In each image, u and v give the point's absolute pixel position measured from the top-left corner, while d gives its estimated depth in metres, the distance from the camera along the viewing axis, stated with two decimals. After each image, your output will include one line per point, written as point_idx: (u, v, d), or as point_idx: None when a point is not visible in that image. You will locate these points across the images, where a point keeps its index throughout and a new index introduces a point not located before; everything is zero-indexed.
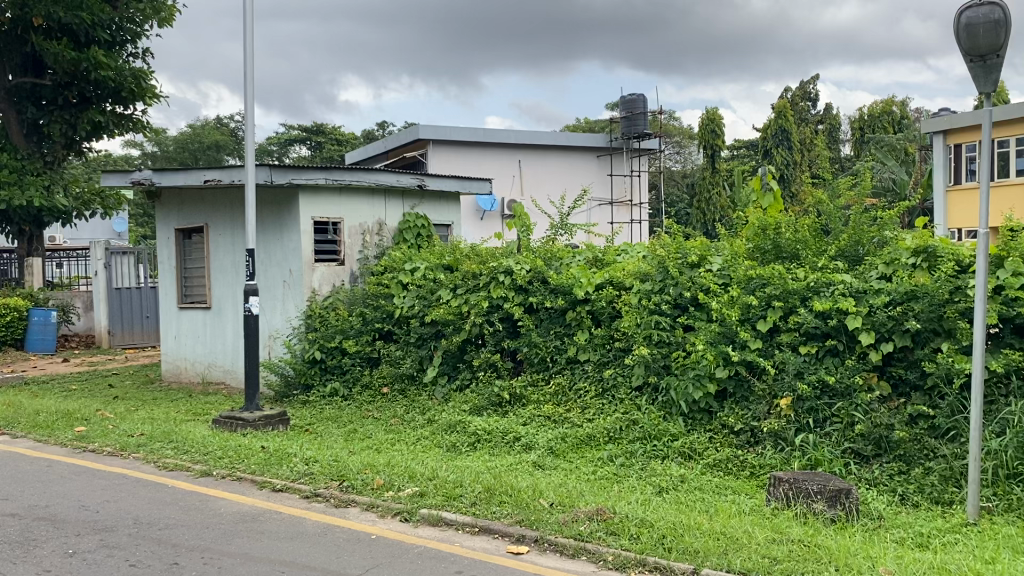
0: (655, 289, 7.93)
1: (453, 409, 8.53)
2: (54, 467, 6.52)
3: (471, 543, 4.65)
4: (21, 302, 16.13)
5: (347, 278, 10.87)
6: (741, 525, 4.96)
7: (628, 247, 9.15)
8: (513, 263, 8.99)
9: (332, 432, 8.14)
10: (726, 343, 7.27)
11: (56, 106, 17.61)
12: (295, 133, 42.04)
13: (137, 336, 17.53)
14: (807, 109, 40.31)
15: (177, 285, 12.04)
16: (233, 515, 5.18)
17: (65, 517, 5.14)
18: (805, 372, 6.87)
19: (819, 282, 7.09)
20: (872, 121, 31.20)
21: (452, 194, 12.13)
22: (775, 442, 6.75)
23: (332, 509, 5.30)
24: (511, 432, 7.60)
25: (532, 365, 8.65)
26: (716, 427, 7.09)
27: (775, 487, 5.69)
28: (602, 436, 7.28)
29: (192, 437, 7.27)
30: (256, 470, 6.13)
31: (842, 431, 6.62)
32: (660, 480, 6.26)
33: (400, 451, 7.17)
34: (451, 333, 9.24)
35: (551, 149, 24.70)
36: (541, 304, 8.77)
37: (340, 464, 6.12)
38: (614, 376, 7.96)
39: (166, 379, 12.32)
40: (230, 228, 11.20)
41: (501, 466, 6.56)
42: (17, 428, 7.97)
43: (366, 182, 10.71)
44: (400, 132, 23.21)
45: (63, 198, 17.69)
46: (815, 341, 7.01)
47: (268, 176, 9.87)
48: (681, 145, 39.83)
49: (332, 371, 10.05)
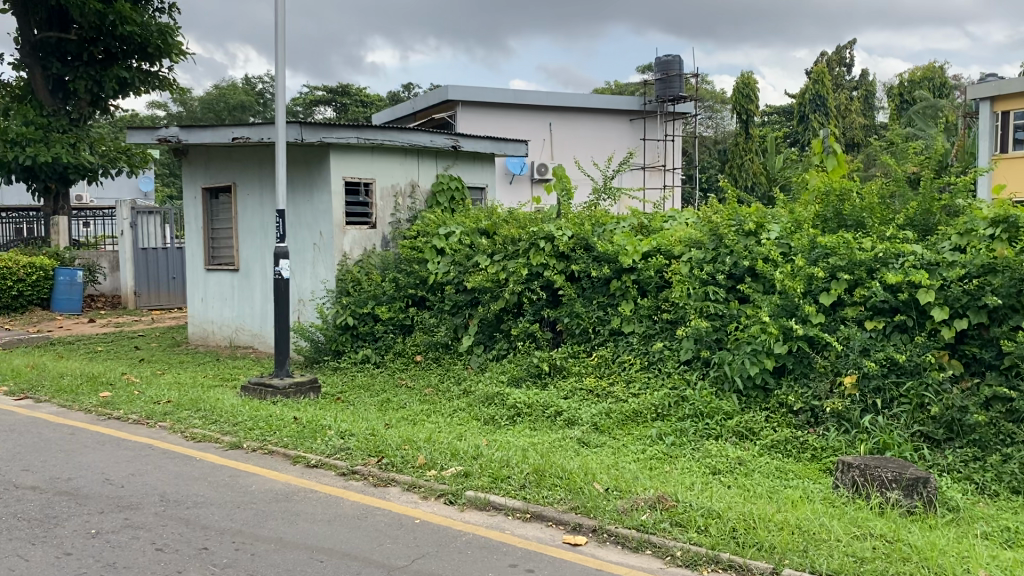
0: (708, 258, 7.49)
1: (491, 379, 8.17)
2: (79, 435, 6.22)
3: (523, 532, 4.27)
4: (48, 262, 15.94)
5: (378, 242, 10.48)
6: (815, 516, 4.55)
7: (675, 213, 8.63)
8: (554, 228, 8.51)
9: (365, 402, 7.85)
10: (787, 317, 6.81)
11: (81, 63, 17.30)
12: (319, 94, 41.42)
13: (163, 297, 17.28)
14: (843, 75, 39.29)
15: (204, 246, 11.72)
16: (266, 493, 4.85)
17: (88, 491, 4.83)
18: (871, 350, 6.42)
19: (888, 253, 6.61)
20: (912, 87, 30.15)
21: (488, 155, 11.70)
22: (838, 423, 6.30)
23: (371, 488, 4.96)
24: (552, 406, 7.22)
25: (573, 337, 8.26)
26: (773, 405, 6.63)
27: (843, 474, 5.29)
28: (649, 412, 6.87)
29: (220, 406, 6.94)
30: (290, 443, 5.79)
31: (911, 413, 6.17)
32: (717, 463, 5.85)
33: (439, 424, 6.84)
34: (488, 300, 8.88)
35: (583, 112, 24.07)
36: (584, 272, 8.34)
37: (378, 438, 5.76)
38: (661, 350, 7.52)
39: (193, 342, 12.07)
40: (259, 187, 10.84)
41: (546, 443, 6.21)
42: (40, 393, 7.70)
43: (398, 142, 10.29)
44: (429, 93, 22.69)
45: (89, 155, 17.47)
46: (883, 317, 6.55)
47: (298, 134, 9.46)
48: (713, 110, 38.92)
49: (364, 338, 9.71)
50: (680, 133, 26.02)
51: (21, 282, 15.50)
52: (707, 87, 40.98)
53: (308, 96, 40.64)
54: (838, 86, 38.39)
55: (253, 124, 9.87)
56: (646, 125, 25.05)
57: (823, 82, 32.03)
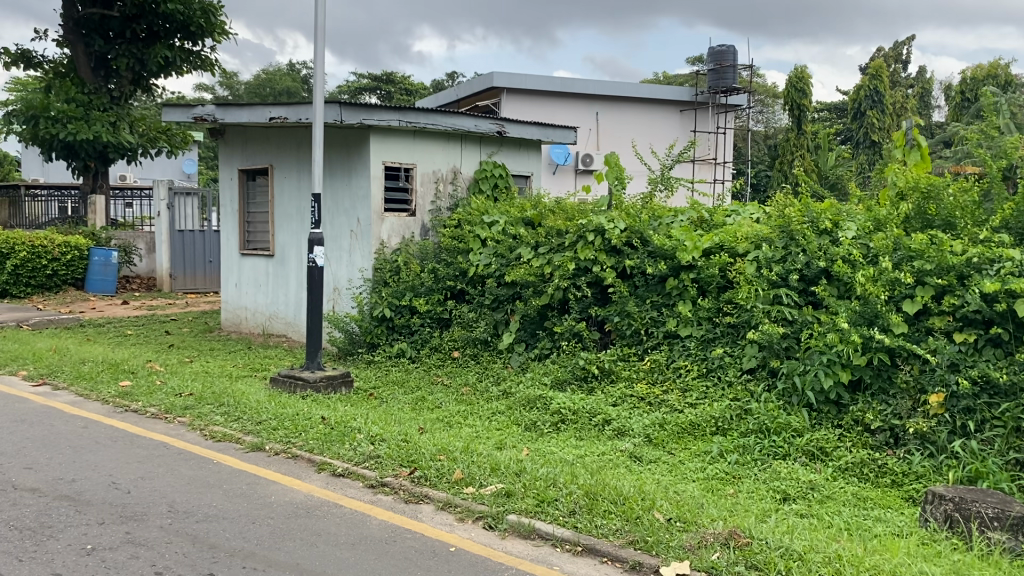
0: (777, 257, 6.88)
1: (533, 380, 7.62)
2: (92, 429, 5.80)
3: (573, 569, 3.71)
4: (83, 241, 15.72)
5: (417, 230, 9.96)
6: (912, 563, 3.87)
7: (738, 208, 8.01)
8: (605, 220, 7.93)
9: (400, 400, 7.37)
10: (865, 325, 6.15)
11: (124, 40, 17.02)
12: (364, 82, 41.08)
13: (199, 281, 16.99)
14: (899, 71, 37.95)
15: (239, 230, 11.32)
16: (285, 507, 4.34)
17: (91, 497, 4.37)
18: (960, 365, 5.73)
19: (983, 258, 5.94)
20: (975, 84, 28.74)
21: (533, 142, 11.14)
22: (921, 446, 5.65)
23: (401, 505, 4.43)
24: (599, 414, 6.67)
25: (623, 338, 7.67)
26: (848, 423, 5.99)
27: (933, 506, 4.66)
28: (708, 426, 6.28)
29: (244, 401, 6.46)
30: (315, 448, 5.29)
31: (1007, 439, 5.45)
32: (786, 487, 5.25)
33: (477, 430, 6.29)
34: (530, 295, 8.33)
35: (632, 102, 23.35)
36: (637, 269, 7.73)
37: (411, 445, 5.22)
38: (722, 356, 6.91)
39: (225, 328, 11.71)
40: (296, 169, 10.37)
41: (594, 458, 5.69)
42: (59, 379, 7.32)
43: (441, 126, 9.76)
44: (474, 79, 22.15)
45: (129, 135, 17.24)
46: (974, 329, 5.87)
47: (338, 115, 8.97)
48: (764, 105, 37.87)
49: (399, 331, 9.22)
50: (731, 125, 25.17)
51: (55, 261, 15.32)
52: (757, 81, 39.93)
53: (354, 82, 40.37)
54: (894, 83, 37.13)
55: (291, 103, 9.40)
56: (697, 117, 24.25)
57: (881, 78, 30.72)
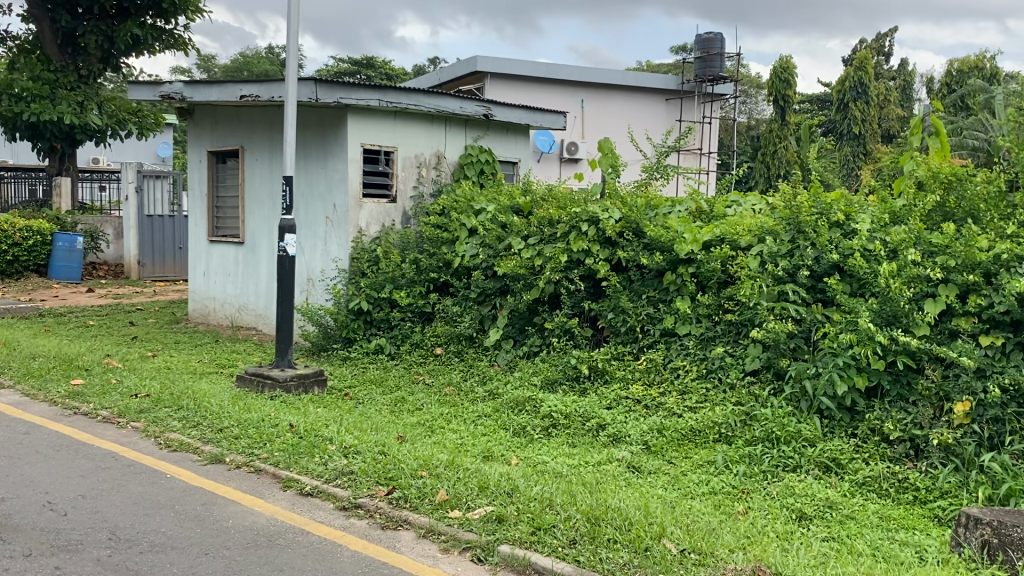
0: (783, 251, 6.39)
1: (520, 380, 7.11)
2: (35, 436, 5.21)
3: None
4: (45, 226, 15.01)
5: (397, 218, 9.42)
6: None
7: (739, 198, 7.51)
8: (599, 209, 7.41)
9: (377, 401, 6.83)
10: (885, 325, 5.68)
11: (92, 16, 16.19)
12: (344, 66, 40.29)
13: (169, 269, 16.31)
14: (882, 63, 37.67)
15: (208, 215, 10.69)
16: (244, 534, 3.81)
17: (20, 521, 3.81)
18: (988, 372, 5.29)
19: (1012, 256, 5.49)
20: (961, 76, 28.34)
21: (521, 127, 10.60)
22: (946, 458, 5.18)
23: (378, 532, 3.91)
24: (593, 418, 6.16)
25: (617, 335, 7.17)
26: (864, 432, 5.51)
27: (968, 530, 4.18)
28: (710, 433, 5.79)
29: (206, 404, 5.88)
30: (281, 462, 4.74)
31: None
32: (801, 504, 4.77)
33: (461, 437, 5.76)
34: (519, 289, 7.80)
35: (618, 89, 22.81)
36: (632, 261, 7.23)
37: (389, 459, 4.67)
38: (723, 357, 6.42)
39: (193, 320, 11.10)
40: (268, 151, 9.76)
41: (589, 470, 5.20)
42: (5, 376, 6.73)
43: (424, 107, 9.19)
44: (457, 63, 21.52)
45: (97, 116, 16.50)
46: (1002, 332, 5.41)
47: (313, 93, 8.38)
48: (748, 95, 37.42)
49: (378, 325, 8.69)
50: (717, 114, 24.65)
51: (16, 246, 14.61)
52: (741, 70, 39.46)
53: (333, 66, 39.55)
54: (877, 75, 36.87)
55: (263, 81, 8.80)
56: (683, 106, 23.76)
57: (867, 68, 30.28)
